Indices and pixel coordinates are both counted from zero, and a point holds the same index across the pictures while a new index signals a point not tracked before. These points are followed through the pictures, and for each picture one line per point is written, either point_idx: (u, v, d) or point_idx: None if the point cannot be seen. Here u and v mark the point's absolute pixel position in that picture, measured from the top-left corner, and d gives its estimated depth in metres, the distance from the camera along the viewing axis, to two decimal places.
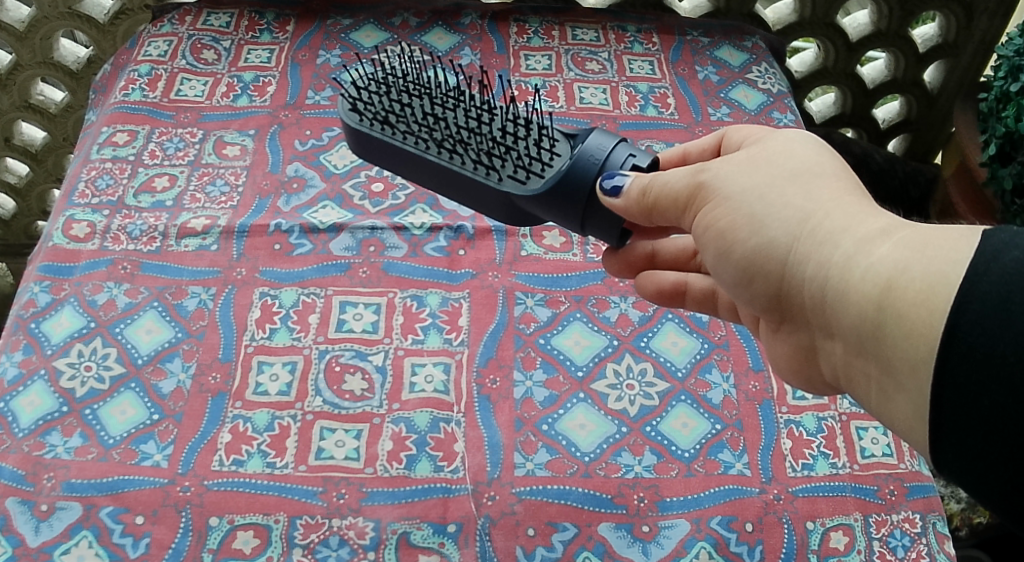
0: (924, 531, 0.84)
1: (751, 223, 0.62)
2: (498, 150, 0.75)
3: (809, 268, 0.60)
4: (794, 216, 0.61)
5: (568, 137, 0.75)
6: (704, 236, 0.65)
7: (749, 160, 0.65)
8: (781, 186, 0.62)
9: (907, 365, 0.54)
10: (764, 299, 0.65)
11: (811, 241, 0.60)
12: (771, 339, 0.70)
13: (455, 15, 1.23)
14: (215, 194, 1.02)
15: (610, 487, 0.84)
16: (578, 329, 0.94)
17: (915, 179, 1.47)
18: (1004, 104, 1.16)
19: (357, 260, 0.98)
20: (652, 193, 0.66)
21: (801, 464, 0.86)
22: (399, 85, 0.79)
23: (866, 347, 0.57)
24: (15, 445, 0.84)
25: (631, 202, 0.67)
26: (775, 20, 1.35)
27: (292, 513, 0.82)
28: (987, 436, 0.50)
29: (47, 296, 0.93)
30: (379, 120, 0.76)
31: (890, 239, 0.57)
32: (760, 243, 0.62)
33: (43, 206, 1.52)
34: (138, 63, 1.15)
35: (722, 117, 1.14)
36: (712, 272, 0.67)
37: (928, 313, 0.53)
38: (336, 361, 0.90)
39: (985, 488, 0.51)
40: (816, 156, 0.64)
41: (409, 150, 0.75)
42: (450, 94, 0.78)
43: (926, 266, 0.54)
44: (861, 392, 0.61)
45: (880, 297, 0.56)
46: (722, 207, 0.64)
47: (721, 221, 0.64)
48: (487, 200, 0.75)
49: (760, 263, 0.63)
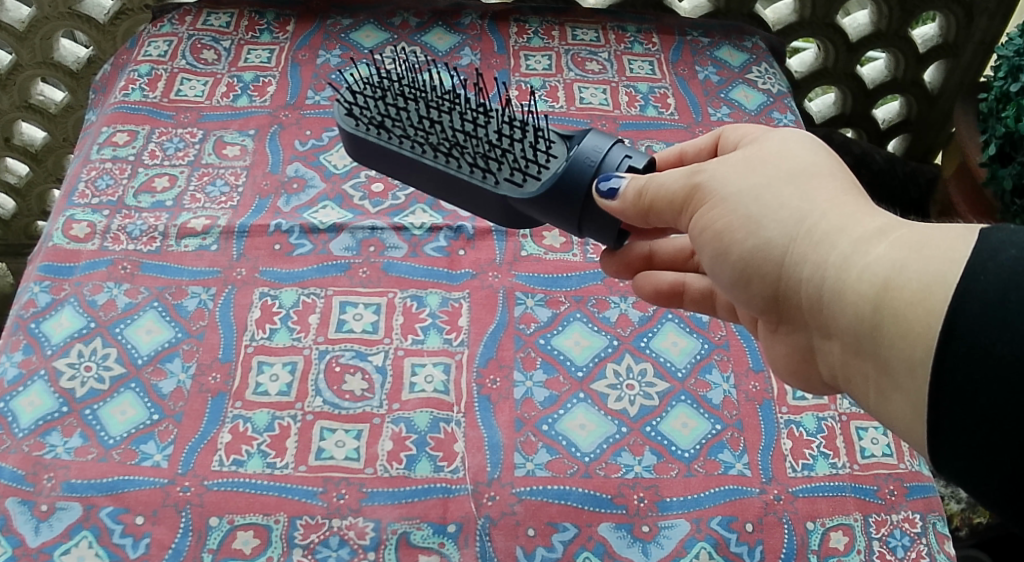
0: (924, 531, 0.84)
1: (747, 224, 0.62)
2: (494, 153, 0.75)
3: (806, 268, 0.60)
4: (791, 217, 0.61)
5: (564, 138, 0.75)
6: (700, 238, 0.65)
7: (745, 160, 0.64)
8: (776, 187, 0.62)
9: (905, 366, 0.54)
10: (761, 300, 0.65)
11: (808, 242, 0.60)
12: (767, 339, 0.70)
13: (455, 15, 1.23)
14: (215, 194, 1.02)
15: (610, 487, 0.84)
16: (578, 329, 0.94)
17: (915, 179, 1.47)
18: (1004, 104, 1.16)
19: (357, 260, 0.98)
20: (648, 195, 0.66)
21: (801, 464, 0.86)
22: (394, 89, 0.79)
23: (863, 347, 0.57)
24: (15, 445, 0.84)
25: (627, 204, 0.67)
26: (775, 20, 1.35)
27: (292, 513, 0.82)
28: (985, 436, 0.50)
29: (47, 296, 0.93)
30: (375, 125, 0.77)
31: (887, 239, 0.57)
32: (756, 244, 0.62)
33: (43, 206, 1.52)
34: (138, 63, 1.15)
35: (722, 117, 1.14)
36: (708, 273, 0.67)
37: (926, 313, 0.53)
38: (336, 361, 0.90)
39: (983, 489, 0.51)
40: (812, 155, 0.64)
41: (405, 154, 0.75)
42: (444, 96, 0.78)
43: (924, 266, 0.54)
44: (860, 393, 0.61)
45: (877, 297, 0.56)
46: (718, 208, 0.63)
47: (717, 223, 0.63)
48: (485, 204, 0.75)
49: (757, 264, 0.63)
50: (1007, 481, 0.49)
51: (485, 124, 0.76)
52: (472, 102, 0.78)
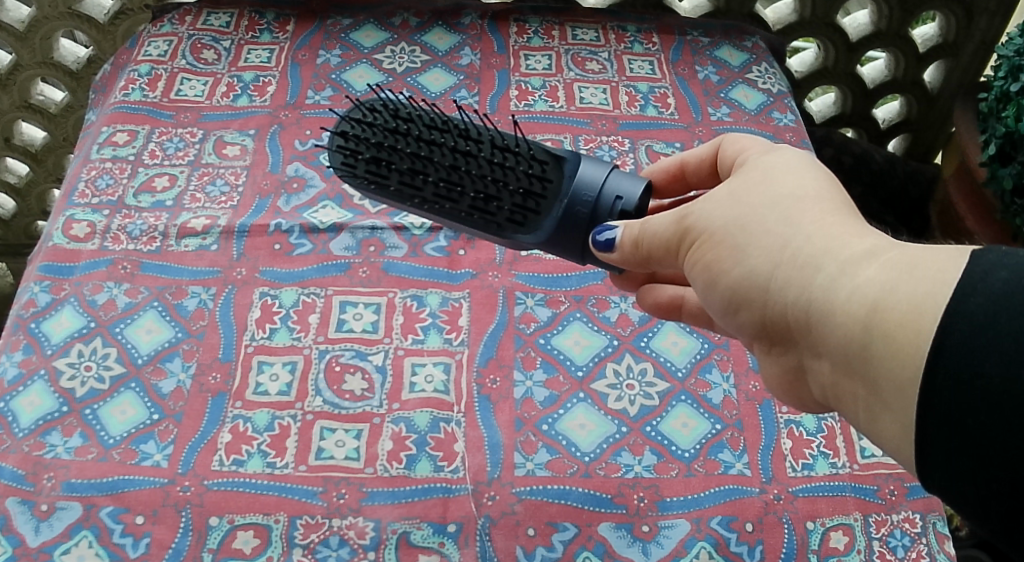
0: (924, 531, 0.84)
1: (734, 254, 0.63)
2: (493, 191, 0.73)
3: (792, 292, 0.60)
4: (776, 243, 0.61)
5: (556, 158, 0.74)
6: (691, 270, 0.66)
7: (731, 189, 0.65)
8: (762, 214, 0.62)
9: (893, 386, 0.54)
10: (751, 323, 0.65)
11: (794, 266, 0.60)
12: (758, 361, 0.70)
13: (455, 15, 1.23)
14: (215, 194, 1.02)
15: (610, 487, 0.84)
16: (578, 329, 0.94)
17: (915, 179, 1.46)
18: (1004, 103, 1.16)
19: (357, 260, 0.98)
20: (644, 244, 0.67)
21: (801, 464, 0.86)
22: (381, 126, 0.75)
23: (852, 367, 0.57)
24: (15, 446, 0.84)
25: (626, 254, 0.68)
26: (775, 20, 1.35)
27: (292, 513, 0.82)
28: (975, 455, 0.49)
29: (47, 296, 0.93)
30: (371, 176, 0.74)
31: (877, 259, 0.57)
32: (743, 272, 0.62)
33: (43, 206, 1.52)
34: (138, 63, 1.15)
35: (722, 117, 1.14)
36: (700, 301, 0.67)
37: (915, 333, 0.53)
38: (336, 361, 0.90)
39: (973, 507, 0.50)
40: (799, 177, 0.64)
41: (408, 206, 0.74)
42: (433, 128, 0.75)
43: (914, 287, 0.54)
44: (850, 411, 0.61)
45: (866, 318, 0.56)
46: (706, 242, 0.64)
47: (707, 255, 0.64)
48: (490, 240, 0.74)
49: (746, 291, 0.63)
50: (998, 498, 0.49)
51: (480, 155, 0.74)
52: (464, 132, 0.75)
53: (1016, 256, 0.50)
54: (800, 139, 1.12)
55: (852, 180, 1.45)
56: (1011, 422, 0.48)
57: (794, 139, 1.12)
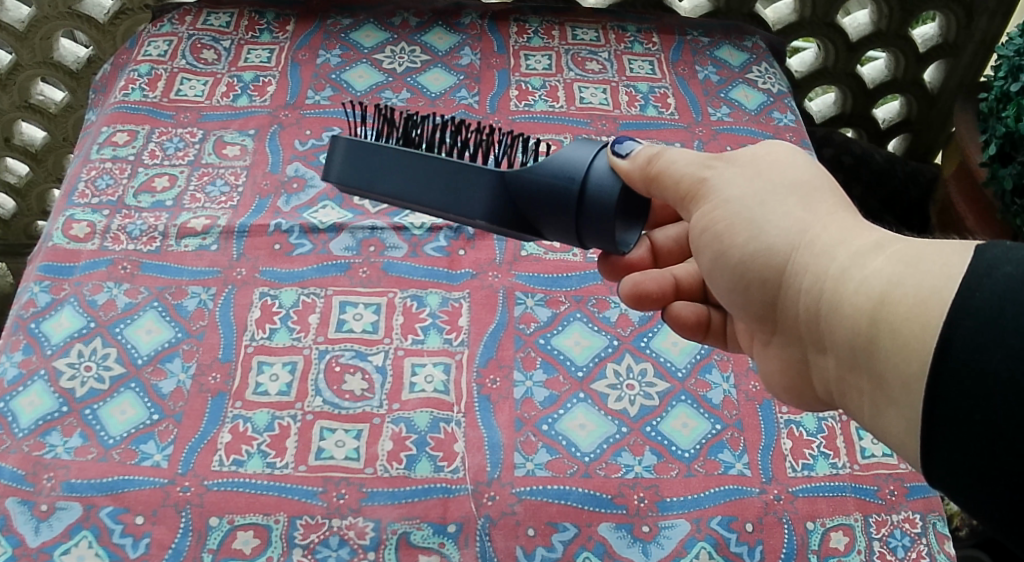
0: (924, 531, 0.84)
1: (749, 228, 0.63)
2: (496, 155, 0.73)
3: (807, 277, 0.61)
4: (794, 226, 0.62)
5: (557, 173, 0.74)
6: (701, 238, 0.66)
7: (753, 166, 0.66)
8: (781, 196, 0.63)
9: (899, 381, 0.55)
10: (760, 309, 0.66)
11: (810, 252, 0.61)
12: (763, 353, 0.70)
13: (455, 15, 1.24)
14: (215, 194, 1.02)
15: (610, 487, 0.84)
16: (578, 329, 0.94)
17: (915, 179, 1.46)
18: (1004, 103, 1.16)
19: (357, 260, 0.98)
20: (659, 163, 0.65)
21: (801, 464, 0.86)
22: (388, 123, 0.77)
23: (859, 361, 0.58)
24: (15, 446, 0.83)
25: (636, 166, 0.66)
26: (775, 20, 1.35)
27: (292, 513, 0.82)
28: (978, 449, 0.49)
29: (47, 296, 0.93)
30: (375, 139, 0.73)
31: (884, 252, 0.57)
32: (757, 248, 0.63)
33: (42, 206, 1.51)
34: (138, 63, 1.15)
35: (722, 117, 1.14)
36: (705, 272, 0.68)
37: (921, 328, 0.53)
38: (336, 361, 0.90)
39: (975, 505, 0.50)
40: (814, 170, 0.65)
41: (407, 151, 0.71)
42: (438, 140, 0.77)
43: (919, 281, 0.54)
44: (854, 407, 0.61)
45: (872, 311, 0.56)
46: (721, 209, 0.65)
47: (720, 223, 0.65)
48: (480, 189, 0.70)
49: (758, 265, 0.63)
50: (999, 496, 0.49)
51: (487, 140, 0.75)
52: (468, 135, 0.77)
53: (1020, 251, 0.50)
54: (800, 139, 1.12)
55: (852, 180, 1.45)
56: (1015, 422, 0.48)
57: (794, 139, 1.12)
